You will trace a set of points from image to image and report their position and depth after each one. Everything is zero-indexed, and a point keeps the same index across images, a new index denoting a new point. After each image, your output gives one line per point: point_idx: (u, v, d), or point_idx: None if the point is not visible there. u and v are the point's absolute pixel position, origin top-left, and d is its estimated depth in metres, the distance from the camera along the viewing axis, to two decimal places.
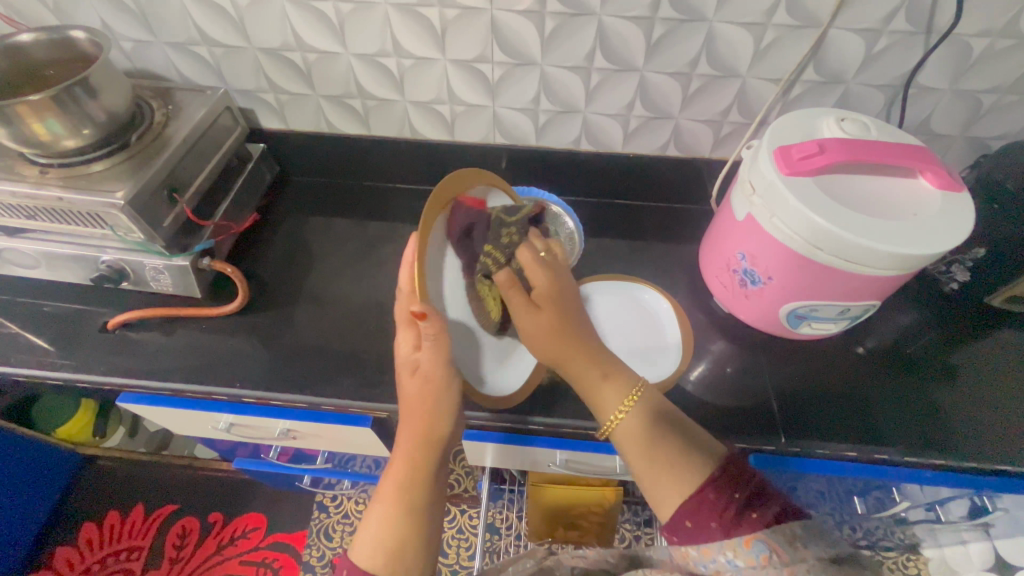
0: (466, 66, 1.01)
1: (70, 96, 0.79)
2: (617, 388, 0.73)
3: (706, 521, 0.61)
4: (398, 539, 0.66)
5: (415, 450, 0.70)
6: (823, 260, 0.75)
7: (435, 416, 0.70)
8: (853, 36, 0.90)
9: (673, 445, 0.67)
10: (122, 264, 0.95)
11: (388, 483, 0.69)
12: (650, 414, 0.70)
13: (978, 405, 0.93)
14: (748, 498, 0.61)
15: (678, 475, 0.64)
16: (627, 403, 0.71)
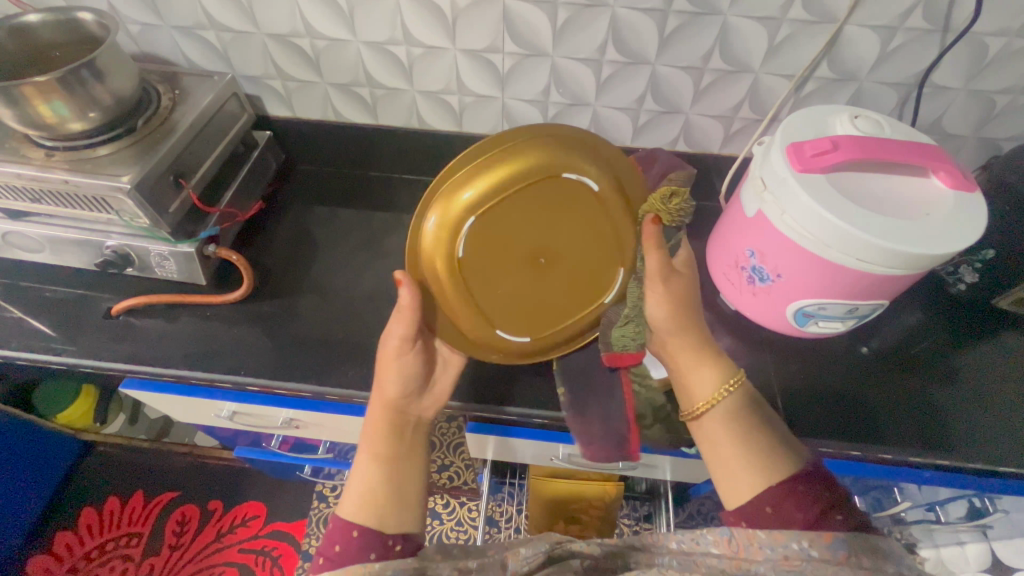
0: (293, 43, 0.71)
1: (75, 75, 0.55)
2: (707, 373, 0.53)
3: (791, 510, 0.44)
4: (381, 489, 0.50)
5: (379, 418, 0.55)
6: (844, 265, 0.54)
7: (388, 378, 0.55)
8: (874, 36, 0.62)
9: (768, 439, 0.49)
10: (122, 250, 0.66)
11: (364, 435, 0.54)
12: (748, 406, 0.51)
13: (960, 407, 0.68)
14: (831, 496, 0.44)
15: (766, 467, 0.47)
16: (727, 387, 0.52)
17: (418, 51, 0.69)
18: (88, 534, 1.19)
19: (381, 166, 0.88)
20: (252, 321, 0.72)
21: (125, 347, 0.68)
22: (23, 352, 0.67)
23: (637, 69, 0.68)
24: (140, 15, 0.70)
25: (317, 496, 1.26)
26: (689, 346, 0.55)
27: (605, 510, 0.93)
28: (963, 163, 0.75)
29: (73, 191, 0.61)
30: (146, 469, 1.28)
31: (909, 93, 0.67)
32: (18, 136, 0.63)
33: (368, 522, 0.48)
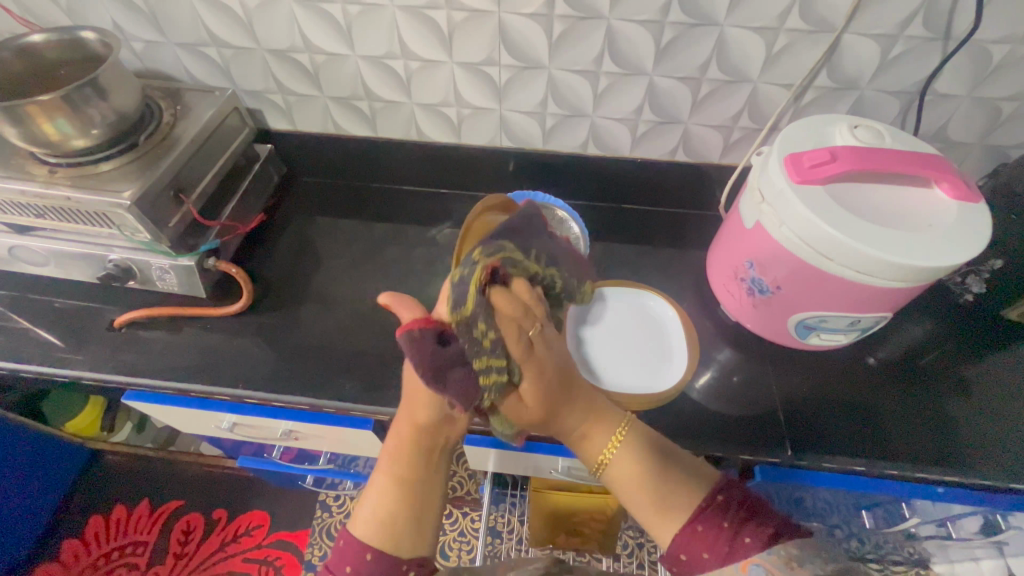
0: (294, 59, 0.72)
1: (78, 93, 0.56)
2: (601, 428, 0.50)
3: (699, 551, 0.43)
4: (398, 515, 0.47)
5: (412, 437, 0.49)
6: (858, 278, 0.53)
7: (420, 405, 0.48)
8: (875, 46, 0.61)
9: (674, 479, 0.47)
10: (124, 263, 0.67)
11: (386, 447, 0.50)
12: (645, 448, 0.49)
13: (974, 421, 0.66)
14: (733, 520, 0.44)
15: (669, 511, 0.46)
16: (614, 441, 0.50)
17: (416, 64, 0.70)
18: (95, 542, 1.20)
19: (381, 178, 0.88)
20: (252, 334, 0.72)
21: (127, 359, 0.69)
22: (27, 364, 0.68)
23: (635, 80, 0.68)
24: (142, 32, 0.71)
25: (319, 505, 1.26)
26: (580, 403, 0.50)
27: (608, 524, 0.91)
28: (969, 171, 0.73)
29: (76, 207, 0.62)
30: (152, 478, 1.29)
31: (911, 102, 0.66)
32: (24, 153, 0.64)
33: (382, 545, 0.46)
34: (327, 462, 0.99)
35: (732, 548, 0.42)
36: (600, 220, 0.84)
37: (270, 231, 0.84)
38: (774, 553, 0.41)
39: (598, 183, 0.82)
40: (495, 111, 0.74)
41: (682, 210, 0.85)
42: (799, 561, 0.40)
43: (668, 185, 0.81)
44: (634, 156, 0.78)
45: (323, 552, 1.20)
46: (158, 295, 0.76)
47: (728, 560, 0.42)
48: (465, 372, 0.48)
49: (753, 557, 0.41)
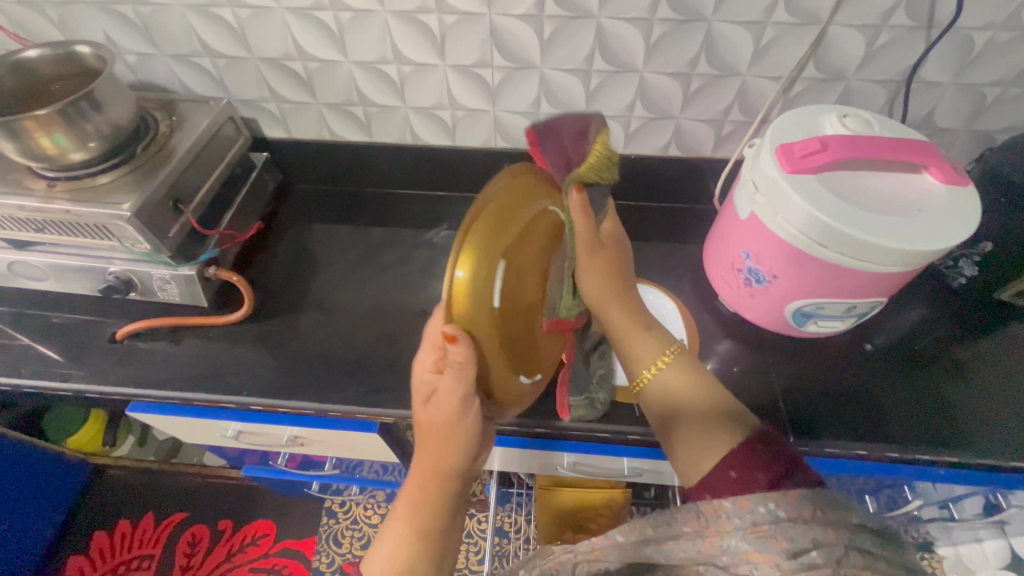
0: (284, 67, 0.72)
1: (74, 107, 0.57)
2: (650, 340, 0.56)
3: (755, 471, 0.42)
4: (413, 564, 0.51)
5: (434, 488, 0.51)
6: (853, 262, 0.54)
7: (447, 454, 0.49)
8: (858, 36, 0.62)
9: (704, 401, 0.51)
10: (125, 275, 0.67)
11: (404, 495, 0.53)
12: (687, 372, 0.54)
13: (972, 401, 0.67)
14: (787, 456, 0.43)
15: (698, 436, 0.48)
16: (663, 359, 0.55)
17: (409, 68, 0.70)
18: (101, 558, 1.20)
19: (377, 182, 0.89)
20: (255, 341, 0.73)
21: (130, 370, 0.69)
22: (29, 380, 0.67)
23: (626, 77, 0.68)
24: (135, 44, 0.71)
25: (325, 512, 1.26)
26: (625, 312, 0.57)
27: (615, 519, 0.92)
28: (956, 157, 0.75)
29: (75, 220, 0.62)
30: (156, 491, 1.29)
31: (897, 90, 0.67)
32: (22, 169, 0.64)
33: None
34: (333, 467, 0.99)
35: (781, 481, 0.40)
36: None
37: (268, 238, 0.84)
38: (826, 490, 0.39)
39: None
40: (489, 112, 0.75)
41: (676, 205, 0.86)
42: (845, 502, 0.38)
43: (661, 181, 0.82)
44: (628, 153, 0.79)
45: (330, 558, 1.20)
46: (160, 306, 0.76)
47: (780, 486, 0.40)
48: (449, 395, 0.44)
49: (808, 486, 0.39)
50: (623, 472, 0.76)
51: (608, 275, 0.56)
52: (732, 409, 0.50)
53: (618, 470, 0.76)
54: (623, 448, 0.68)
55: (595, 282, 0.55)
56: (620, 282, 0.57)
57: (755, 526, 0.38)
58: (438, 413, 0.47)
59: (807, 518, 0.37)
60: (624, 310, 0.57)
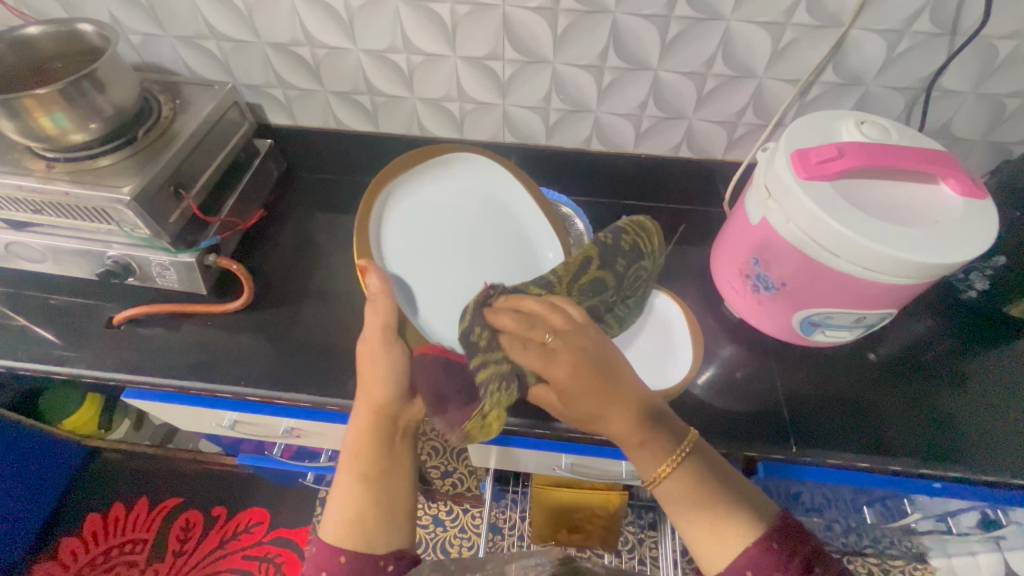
0: (292, 53, 0.71)
1: (75, 86, 0.55)
2: (658, 446, 0.46)
3: (770, 571, 0.41)
4: (360, 509, 0.48)
5: (371, 426, 0.52)
6: (862, 273, 0.53)
7: (376, 386, 0.52)
8: (878, 41, 0.61)
9: (724, 498, 0.45)
10: (123, 259, 0.66)
11: (347, 445, 0.52)
12: (703, 467, 0.47)
13: (976, 417, 0.66)
14: (807, 548, 0.42)
15: (721, 537, 0.43)
16: (678, 455, 0.46)
17: (419, 58, 0.69)
18: (94, 540, 1.19)
19: (381, 173, 0.87)
20: (253, 330, 0.72)
21: (126, 355, 0.69)
22: (25, 362, 0.67)
23: (640, 75, 0.67)
24: (140, 24, 0.70)
25: (320, 502, 1.26)
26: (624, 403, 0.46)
27: (610, 520, 0.91)
28: (972, 168, 0.74)
29: (74, 202, 0.61)
30: (151, 475, 1.28)
31: (916, 98, 0.66)
32: (20, 148, 0.63)
33: (352, 545, 0.46)
34: (328, 459, 0.99)
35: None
36: (603, 217, 0.84)
37: (270, 227, 0.83)
38: None
39: (600, 179, 0.82)
40: (498, 105, 0.74)
41: (684, 207, 0.85)
42: None
43: (670, 182, 0.81)
44: (638, 152, 0.78)
45: None
46: (158, 291, 0.75)
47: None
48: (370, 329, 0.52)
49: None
50: (621, 475, 0.76)
51: (575, 388, 0.44)
52: (751, 501, 0.45)
53: (617, 472, 0.75)
54: (619, 451, 0.68)
55: (562, 391, 0.45)
56: (596, 384, 0.44)
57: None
58: (372, 352, 0.52)
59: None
60: (617, 418, 0.46)
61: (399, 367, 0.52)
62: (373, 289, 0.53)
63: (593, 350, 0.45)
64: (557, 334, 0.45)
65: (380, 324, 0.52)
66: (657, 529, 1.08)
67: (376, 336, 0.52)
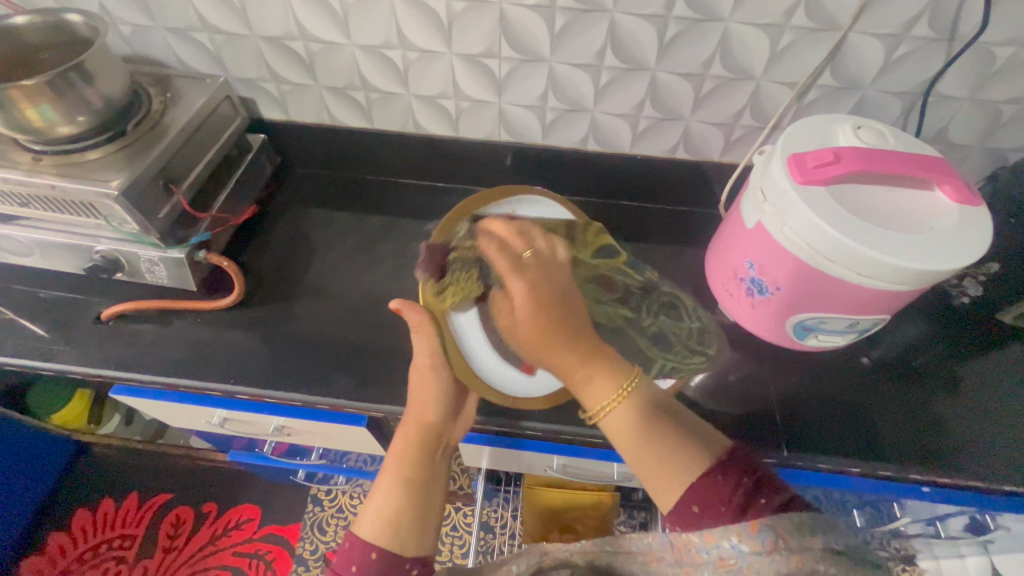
0: (285, 47, 0.70)
1: (63, 78, 0.54)
2: (601, 378, 0.50)
3: (715, 503, 0.42)
4: (402, 512, 0.51)
5: (414, 441, 0.56)
6: (856, 279, 0.53)
7: (427, 407, 0.58)
8: (877, 45, 0.60)
9: (667, 429, 0.47)
10: (112, 254, 0.65)
11: (392, 454, 0.56)
12: (650, 400, 0.49)
13: (964, 421, 0.67)
14: (752, 480, 0.42)
15: (670, 466, 0.45)
16: (623, 389, 0.49)
17: (414, 54, 0.68)
18: (82, 536, 1.19)
19: (375, 169, 0.86)
20: (244, 327, 0.71)
21: (114, 351, 0.68)
22: (11, 358, 0.66)
23: (638, 76, 0.67)
24: (131, 16, 0.69)
25: (311, 499, 1.25)
26: (580, 329, 0.53)
27: (602, 521, 0.91)
28: (968, 173, 0.73)
29: (61, 196, 0.60)
30: (141, 471, 1.27)
31: (913, 103, 0.65)
32: (6, 139, 0.61)
33: (389, 544, 0.49)
34: (320, 457, 0.98)
35: (745, 507, 0.41)
36: (598, 218, 0.83)
37: (262, 223, 0.82)
38: (783, 518, 0.40)
39: (596, 179, 0.81)
40: (494, 104, 0.73)
41: (680, 208, 0.84)
42: (809, 528, 0.39)
43: (666, 183, 0.80)
44: (634, 152, 0.77)
45: (313, 546, 1.19)
46: (147, 287, 0.74)
47: (741, 517, 0.40)
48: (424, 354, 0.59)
49: (765, 518, 0.40)
50: (613, 477, 0.76)
51: (531, 307, 0.53)
52: (699, 432, 0.47)
53: (608, 474, 0.75)
54: (611, 453, 0.67)
55: (524, 324, 0.53)
56: (546, 304, 0.53)
57: (723, 559, 0.41)
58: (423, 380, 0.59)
59: (769, 551, 0.39)
60: (563, 342, 0.52)
61: (445, 398, 0.59)
62: (414, 323, 0.59)
63: (552, 287, 0.55)
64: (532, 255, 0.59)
65: (427, 351, 0.59)
66: (648, 529, 1.08)
67: (425, 363, 0.59)
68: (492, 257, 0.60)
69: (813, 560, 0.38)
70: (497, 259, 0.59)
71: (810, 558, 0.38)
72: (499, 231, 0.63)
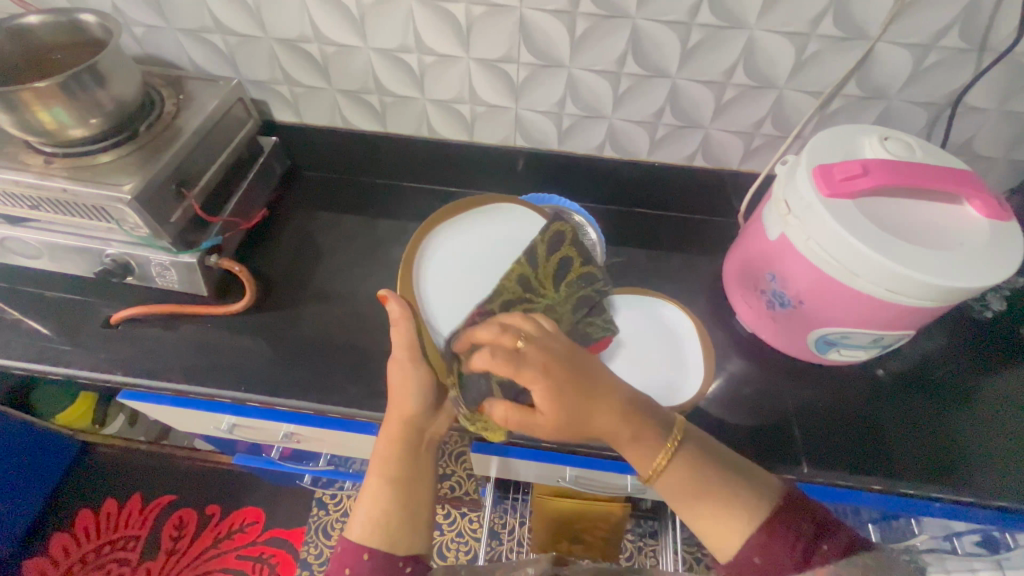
0: (300, 49, 0.69)
1: (76, 80, 0.53)
2: (647, 442, 0.47)
3: (778, 556, 0.42)
4: (392, 513, 0.48)
5: (397, 437, 0.53)
6: (883, 295, 0.51)
7: (405, 399, 0.54)
8: (905, 54, 0.59)
9: (719, 485, 0.45)
10: (122, 258, 0.64)
11: (378, 449, 0.53)
12: (696, 455, 0.47)
13: (985, 438, 0.65)
14: (812, 526, 0.43)
15: (723, 520, 0.44)
16: (669, 446, 0.47)
17: (430, 59, 0.67)
18: (85, 536, 1.18)
19: (387, 173, 0.85)
20: (255, 333, 0.70)
21: (121, 356, 0.67)
22: (17, 361, 0.65)
23: (658, 82, 0.65)
24: (144, 16, 0.68)
25: (315, 502, 1.24)
26: (608, 401, 0.46)
27: (612, 530, 0.90)
28: (993, 185, 0.72)
29: (72, 199, 0.59)
30: (144, 472, 1.27)
31: (939, 113, 0.64)
32: (16, 140, 0.60)
33: (380, 545, 0.47)
34: (327, 462, 0.97)
35: (810, 558, 0.41)
36: (612, 225, 0.82)
37: (273, 226, 0.81)
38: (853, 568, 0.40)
39: (612, 186, 0.80)
40: (511, 109, 0.72)
41: (696, 216, 0.83)
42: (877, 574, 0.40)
43: (683, 191, 0.79)
44: (650, 160, 0.76)
45: (318, 550, 1.18)
46: (157, 290, 0.74)
47: (805, 570, 0.41)
48: (400, 349, 0.55)
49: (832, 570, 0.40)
50: (626, 489, 0.75)
51: (551, 406, 0.45)
52: (756, 483, 0.46)
53: (620, 485, 0.74)
54: (624, 465, 0.66)
55: (547, 416, 0.45)
56: (569, 383, 0.46)
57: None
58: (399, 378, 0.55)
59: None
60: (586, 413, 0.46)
61: (427, 385, 0.55)
62: (394, 315, 0.55)
63: (560, 347, 0.47)
64: (530, 345, 0.46)
65: (405, 348, 0.54)
66: (656, 538, 1.07)
67: (404, 358, 0.54)
68: (482, 365, 0.45)
69: None
70: (482, 361, 0.46)
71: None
72: (495, 323, 0.49)
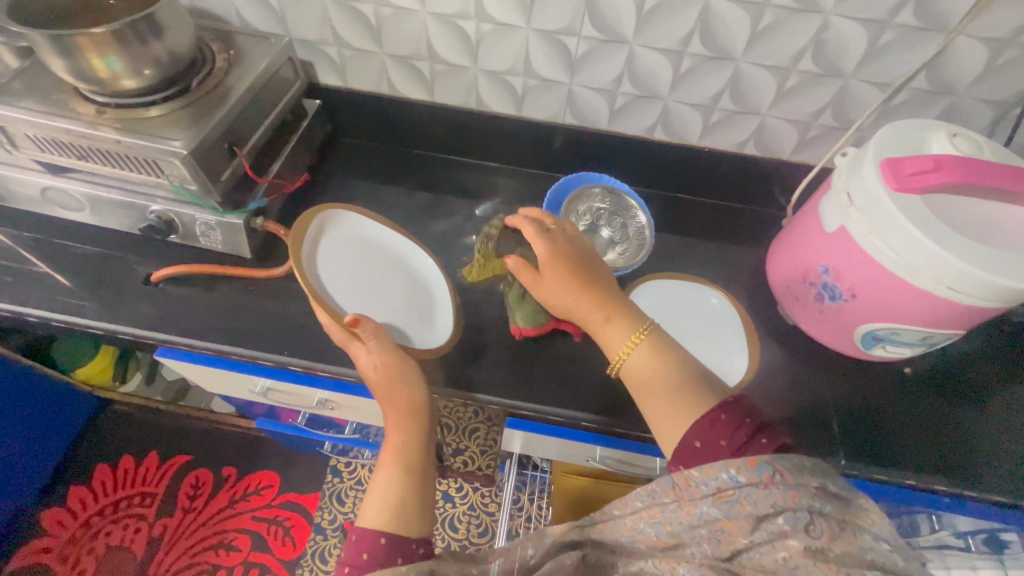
0: (354, 9, 0.67)
1: (133, 28, 0.52)
2: (620, 325, 0.54)
3: (719, 439, 0.43)
4: (407, 498, 0.49)
5: (406, 427, 0.54)
6: (944, 293, 0.51)
7: (409, 390, 0.55)
8: (981, 49, 0.58)
9: (678, 367, 0.51)
10: (166, 215, 0.63)
11: (386, 444, 0.53)
12: (662, 344, 0.53)
13: (1016, 443, 0.66)
14: (755, 420, 0.44)
15: (679, 406, 0.48)
16: (636, 338, 0.53)
17: (489, 27, 0.65)
18: (103, 490, 1.19)
19: (428, 145, 0.84)
20: (294, 299, 0.70)
21: (162, 315, 0.66)
22: (58, 313, 0.65)
23: (720, 63, 0.64)
24: None
25: (330, 470, 1.26)
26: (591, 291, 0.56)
27: None
28: None
29: (122, 151, 0.57)
30: (161, 431, 1.28)
31: (1005, 113, 0.63)
32: (67, 89, 0.59)
33: (398, 530, 0.47)
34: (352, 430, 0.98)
35: (748, 441, 0.42)
36: (654, 209, 0.81)
37: (311, 193, 0.80)
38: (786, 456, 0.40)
39: (657, 170, 0.79)
40: (565, 84, 0.70)
41: (739, 205, 0.82)
42: (808, 469, 0.40)
43: (730, 179, 0.78)
44: (701, 145, 0.75)
45: (332, 516, 1.20)
46: (195, 250, 0.73)
47: (740, 453, 0.42)
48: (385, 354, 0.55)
49: (765, 453, 0.41)
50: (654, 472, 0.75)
51: (547, 261, 0.57)
52: (715, 386, 0.50)
53: (649, 468, 0.75)
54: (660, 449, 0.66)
55: (549, 283, 0.57)
56: (563, 256, 0.57)
57: (721, 492, 0.40)
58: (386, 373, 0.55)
59: (765, 484, 0.39)
60: (574, 293, 0.56)
61: (418, 378, 0.56)
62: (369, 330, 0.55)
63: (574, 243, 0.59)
64: (558, 227, 0.60)
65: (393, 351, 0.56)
66: None
67: (392, 359, 0.55)
68: (520, 225, 0.59)
69: (809, 497, 0.38)
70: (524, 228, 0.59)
71: (807, 493, 0.38)
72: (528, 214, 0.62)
